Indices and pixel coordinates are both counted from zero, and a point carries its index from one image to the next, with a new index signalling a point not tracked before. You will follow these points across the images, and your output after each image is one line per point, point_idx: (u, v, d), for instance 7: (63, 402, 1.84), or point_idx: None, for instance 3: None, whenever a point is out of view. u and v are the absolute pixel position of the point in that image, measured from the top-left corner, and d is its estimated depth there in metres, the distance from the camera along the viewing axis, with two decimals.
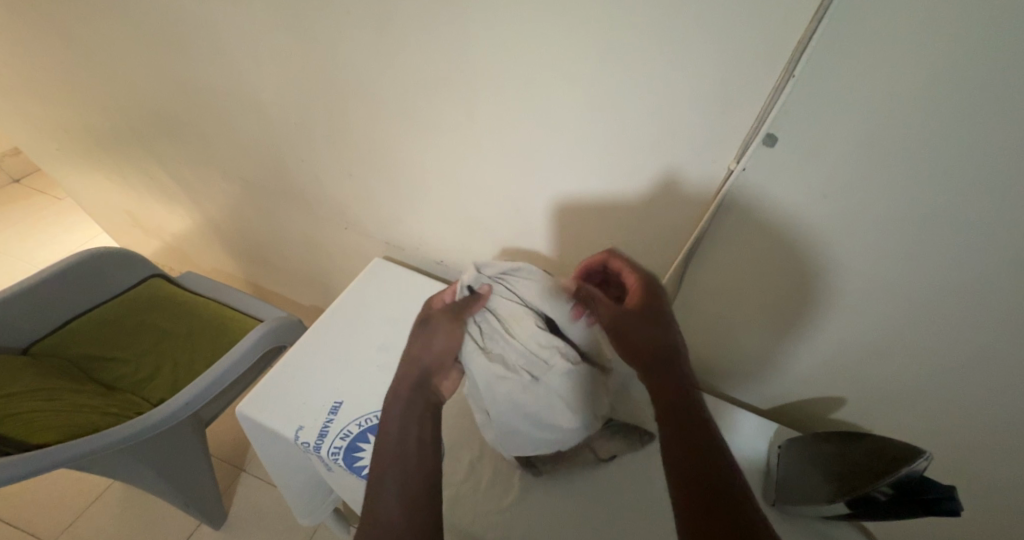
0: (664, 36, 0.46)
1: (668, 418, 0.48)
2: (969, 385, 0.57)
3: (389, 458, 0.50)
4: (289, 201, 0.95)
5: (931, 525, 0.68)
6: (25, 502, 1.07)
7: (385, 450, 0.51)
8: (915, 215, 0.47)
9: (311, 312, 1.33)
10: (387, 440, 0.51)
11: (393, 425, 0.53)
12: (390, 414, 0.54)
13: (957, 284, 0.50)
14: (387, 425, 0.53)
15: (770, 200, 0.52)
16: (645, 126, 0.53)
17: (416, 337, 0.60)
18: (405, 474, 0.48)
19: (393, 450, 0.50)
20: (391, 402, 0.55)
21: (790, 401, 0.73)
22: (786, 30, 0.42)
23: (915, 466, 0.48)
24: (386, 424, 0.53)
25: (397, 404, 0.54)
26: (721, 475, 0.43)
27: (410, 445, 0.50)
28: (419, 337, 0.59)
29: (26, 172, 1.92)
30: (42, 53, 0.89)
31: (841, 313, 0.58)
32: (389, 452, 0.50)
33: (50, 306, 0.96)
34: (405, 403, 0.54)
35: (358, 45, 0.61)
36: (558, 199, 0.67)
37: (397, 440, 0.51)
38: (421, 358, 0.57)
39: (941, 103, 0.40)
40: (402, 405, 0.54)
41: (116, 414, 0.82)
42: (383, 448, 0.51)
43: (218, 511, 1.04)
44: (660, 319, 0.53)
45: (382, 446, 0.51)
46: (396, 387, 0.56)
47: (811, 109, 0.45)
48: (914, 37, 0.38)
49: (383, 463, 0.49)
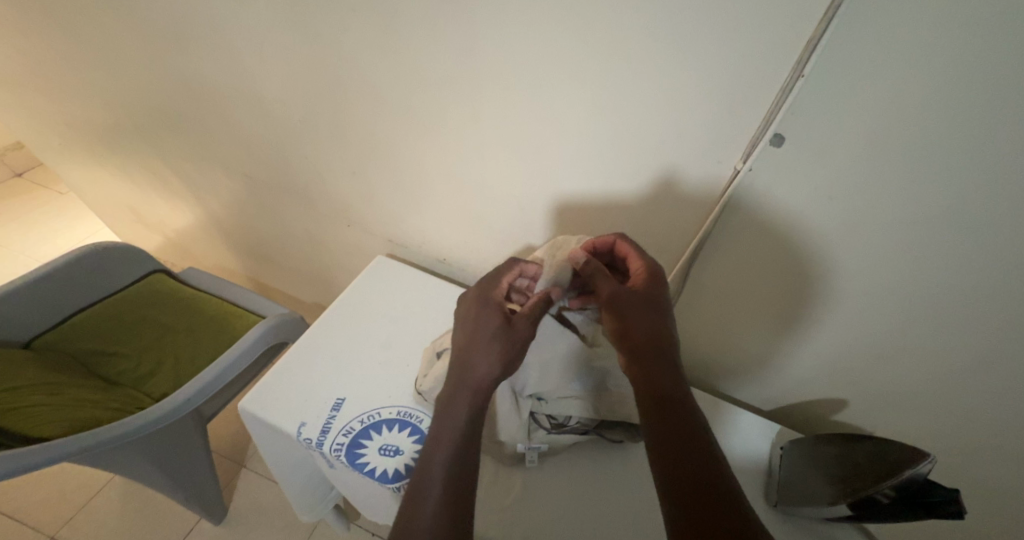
0: (668, 39, 0.46)
1: (635, 356, 0.49)
2: (972, 389, 0.57)
3: (436, 469, 0.45)
4: (291, 198, 0.95)
5: (932, 528, 0.68)
6: (25, 496, 1.07)
7: (433, 463, 0.46)
8: (922, 217, 0.47)
9: (312, 309, 1.33)
10: (438, 448, 0.47)
11: (449, 429, 0.47)
12: (447, 420, 0.48)
13: (960, 287, 0.50)
14: (443, 424, 0.47)
15: (774, 203, 0.52)
16: (651, 126, 0.53)
17: (480, 334, 0.52)
18: (452, 490, 0.45)
19: (441, 466, 0.45)
20: (450, 400, 0.49)
21: (791, 402, 0.73)
22: (792, 32, 0.42)
23: (918, 469, 0.48)
24: (440, 425, 0.48)
25: (460, 406, 0.48)
26: (684, 405, 0.46)
27: (462, 461, 0.46)
28: (481, 336, 0.51)
29: (27, 166, 1.92)
30: (45, 49, 0.89)
31: (846, 314, 0.58)
32: (440, 459, 0.46)
33: (51, 300, 0.97)
34: (469, 410, 0.48)
35: (362, 42, 0.61)
36: (561, 198, 0.66)
37: (452, 446, 0.46)
38: (473, 371, 0.49)
39: (948, 108, 0.40)
40: (466, 407, 0.48)
41: (117, 409, 0.82)
42: (431, 457, 0.46)
43: (219, 507, 1.04)
44: (665, 312, 0.51)
45: (431, 450, 0.47)
46: (452, 394, 0.49)
47: (818, 112, 0.45)
48: (922, 42, 0.38)
49: (428, 471, 0.45)
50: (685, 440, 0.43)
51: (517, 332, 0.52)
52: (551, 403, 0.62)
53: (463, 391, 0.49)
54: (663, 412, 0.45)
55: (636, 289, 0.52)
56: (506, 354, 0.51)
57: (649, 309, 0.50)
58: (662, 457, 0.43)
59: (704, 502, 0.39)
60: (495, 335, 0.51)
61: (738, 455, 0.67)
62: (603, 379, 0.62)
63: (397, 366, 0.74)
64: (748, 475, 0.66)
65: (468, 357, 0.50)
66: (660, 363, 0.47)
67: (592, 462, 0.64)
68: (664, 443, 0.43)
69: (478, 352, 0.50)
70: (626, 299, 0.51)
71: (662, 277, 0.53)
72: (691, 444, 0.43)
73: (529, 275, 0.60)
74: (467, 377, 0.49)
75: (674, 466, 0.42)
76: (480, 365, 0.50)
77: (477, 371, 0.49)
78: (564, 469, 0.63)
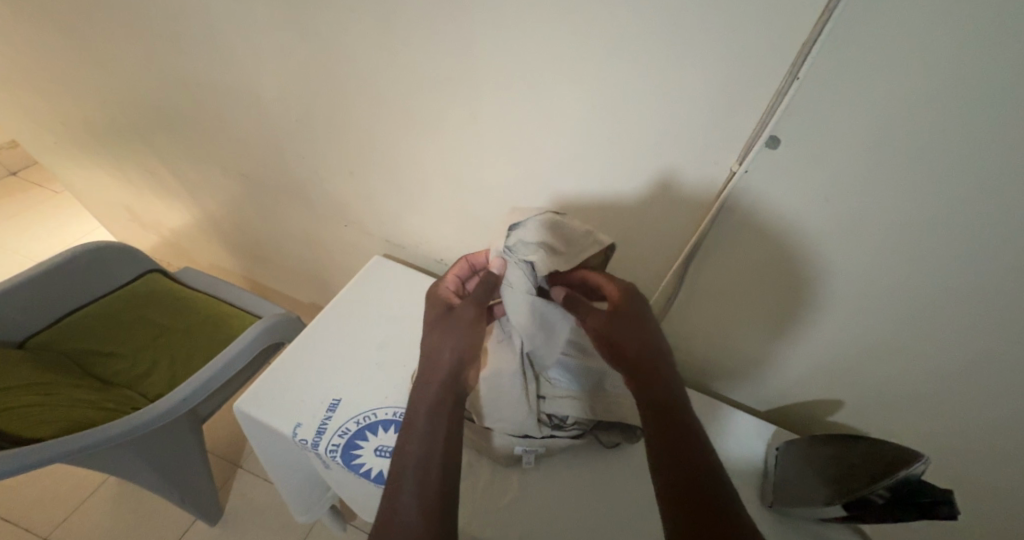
0: (667, 41, 0.46)
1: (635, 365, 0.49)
2: (966, 390, 0.57)
3: (410, 461, 0.46)
4: (288, 197, 0.94)
5: (928, 530, 0.68)
6: (18, 497, 1.06)
7: (405, 457, 0.46)
8: (916, 218, 0.47)
9: (309, 309, 1.33)
10: (410, 440, 0.48)
11: (418, 422, 0.49)
12: (413, 414, 0.50)
13: (955, 289, 0.50)
14: (415, 417, 0.49)
15: (769, 204, 0.53)
16: (648, 128, 0.53)
17: (432, 333, 0.56)
18: (425, 479, 0.45)
19: (414, 457, 0.46)
20: (419, 394, 0.51)
21: (786, 403, 0.73)
22: (790, 33, 0.42)
23: (912, 469, 0.48)
24: (412, 420, 0.49)
25: (427, 398, 0.50)
26: (684, 414, 0.47)
27: (434, 450, 0.47)
28: (433, 333, 0.56)
29: (23, 166, 1.91)
30: (41, 47, 0.89)
31: (840, 315, 0.58)
32: (414, 449, 0.47)
33: (46, 299, 0.96)
34: (432, 400, 0.50)
35: (360, 42, 0.61)
36: (558, 199, 0.66)
37: (422, 436, 0.47)
38: (432, 363, 0.53)
39: (943, 111, 0.41)
40: (431, 397, 0.50)
41: (112, 409, 0.82)
42: (404, 450, 0.47)
43: (214, 508, 1.03)
44: (644, 320, 0.51)
45: (405, 443, 0.48)
46: (416, 388, 0.52)
47: (815, 114, 0.45)
48: (918, 45, 0.38)
49: (403, 465, 0.46)
50: (685, 448, 0.44)
51: (459, 316, 0.56)
52: (547, 400, 0.62)
53: (426, 383, 0.52)
54: (663, 421, 0.46)
55: (617, 310, 0.51)
56: (455, 338, 0.54)
57: (636, 322, 0.51)
58: (664, 465, 0.43)
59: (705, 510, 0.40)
60: (441, 327, 0.55)
61: (734, 456, 0.67)
62: (601, 380, 0.62)
63: (393, 366, 0.74)
64: (745, 475, 0.66)
65: (425, 353, 0.54)
66: (658, 373, 0.49)
67: (588, 463, 0.64)
68: (666, 450, 0.44)
69: (430, 347, 0.55)
70: (613, 322, 0.51)
71: (637, 291, 0.52)
72: (691, 453, 0.43)
73: (479, 266, 0.61)
74: (429, 371, 0.52)
75: (675, 473, 0.42)
76: (437, 358, 0.53)
77: (435, 364, 0.53)
78: (561, 470, 0.63)
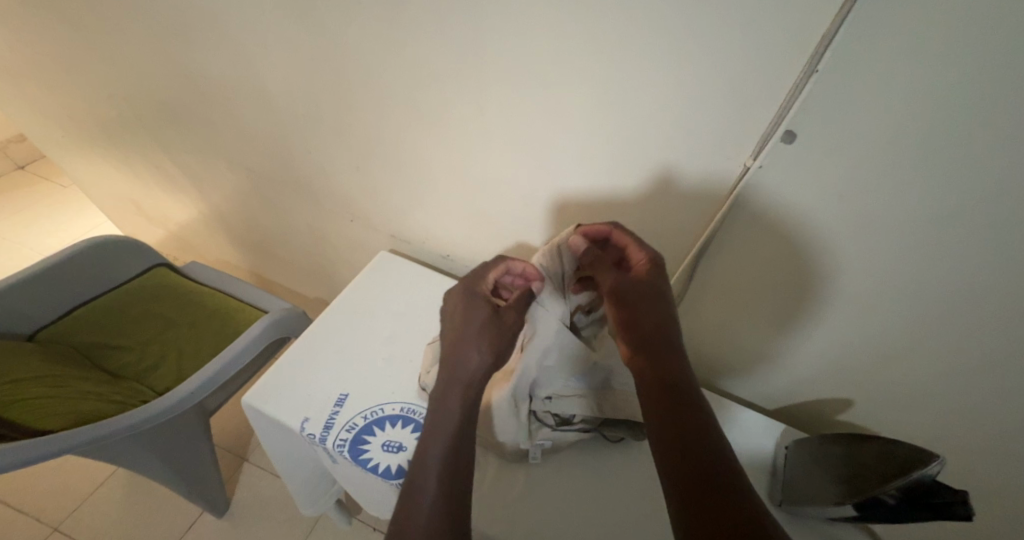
0: (680, 34, 0.45)
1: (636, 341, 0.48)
2: (981, 391, 0.56)
3: (433, 463, 0.44)
4: (294, 192, 0.94)
5: (938, 530, 0.67)
6: (28, 488, 1.07)
7: (428, 453, 0.45)
8: (935, 216, 0.46)
9: (314, 303, 1.33)
10: (432, 443, 0.46)
11: (443, 426, 0.46)
12: (441, 413, 0.48)
13: (973, 288, 0.49)
14: (439, 419, 0.47)
15: (784, 200, 0.52)
16: (659, 123, 0.52)
17: (470, 332, 0.52)
18: (448, 482, 0.43)
19: (437, 460, 0.45)
20: (442, 396, 0.49)
21: (796, 401, 0.73)
22: (808, 25, 0.40)
23: (927, 470, 0.47)
24: (435, 423, 0.47)
25: (454, 400, 0.48)
26: (689, 391, 0.45)
27: (456, 452, 0.45)
28: (471, 334, 0.52)
29: (30, 160, 1.92)
30: (48, 40, 0.88)
31: (855, 312, 0.57)
32: (436, 449, 0.45)
33: (55, 292, 0.97)
34: (462, 404, 0.48)
35: (365, 35, 0.60)
36: (567, 194, 0.66)
37: (447, 439, 0.46)
38: (462, 364, 0.50)
39: (966, 106, 0.39)
40: (458, 400, 0.48)
41: (121, 402, 0.82)
42: (426, 452, 0.45)
43: (221, 501, 1.04)
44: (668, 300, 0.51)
45: (427, 444, 0.46)
46: (442, 389, 0.49)
47: (831, 108, 0.44)
48: (941, 37, 0.37)
49: (425, 467, 0.45)
50: (688, 425, 0.42)
51: (505, 323, 0.53)
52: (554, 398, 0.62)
53: (455, 385, 0.49)
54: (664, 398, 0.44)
55: (641, 281, 0.51)
56: (494, 345, 0.51)
57: (651, 297, 0.50)
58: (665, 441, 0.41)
59: (707, 487, 0.37)
60: (484, 330, 0.52)
61: (742, 454, 0.67)
62: (608, 377, 0.63)
63: (401, 361, 0.74)
64: (754, 472, 0.65)
65: (456, 352, 0.51)
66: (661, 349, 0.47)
67: (596, 460, 0.64)
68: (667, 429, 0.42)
69: (465, 347, 0.51)
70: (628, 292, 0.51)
71: (663, 269, 0.52)
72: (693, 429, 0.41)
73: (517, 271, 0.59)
74: (456, 373, 0.50)
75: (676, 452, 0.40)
76: (467, 360, 0.50)
77: (465, 366, 0.50)
78: (568, 467, 0.63)
